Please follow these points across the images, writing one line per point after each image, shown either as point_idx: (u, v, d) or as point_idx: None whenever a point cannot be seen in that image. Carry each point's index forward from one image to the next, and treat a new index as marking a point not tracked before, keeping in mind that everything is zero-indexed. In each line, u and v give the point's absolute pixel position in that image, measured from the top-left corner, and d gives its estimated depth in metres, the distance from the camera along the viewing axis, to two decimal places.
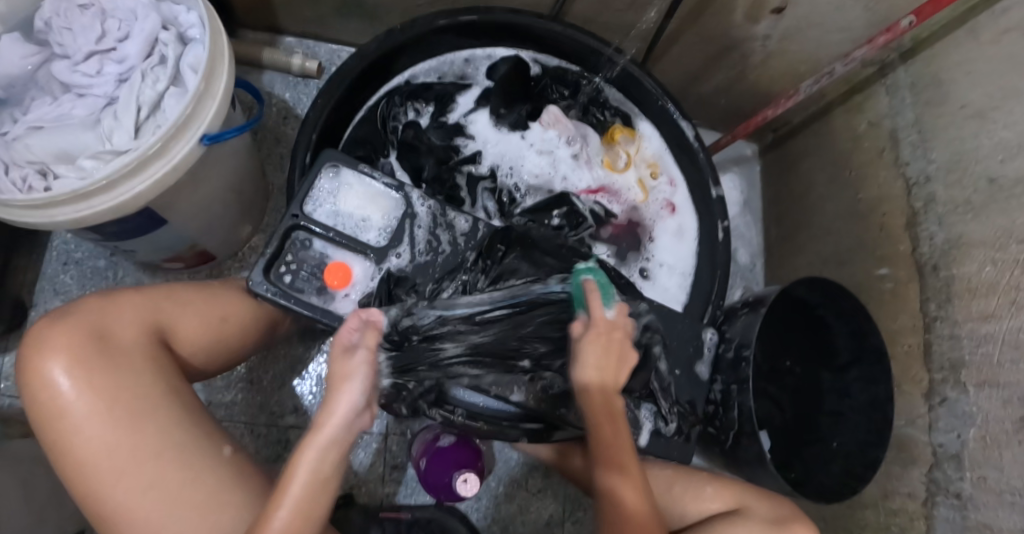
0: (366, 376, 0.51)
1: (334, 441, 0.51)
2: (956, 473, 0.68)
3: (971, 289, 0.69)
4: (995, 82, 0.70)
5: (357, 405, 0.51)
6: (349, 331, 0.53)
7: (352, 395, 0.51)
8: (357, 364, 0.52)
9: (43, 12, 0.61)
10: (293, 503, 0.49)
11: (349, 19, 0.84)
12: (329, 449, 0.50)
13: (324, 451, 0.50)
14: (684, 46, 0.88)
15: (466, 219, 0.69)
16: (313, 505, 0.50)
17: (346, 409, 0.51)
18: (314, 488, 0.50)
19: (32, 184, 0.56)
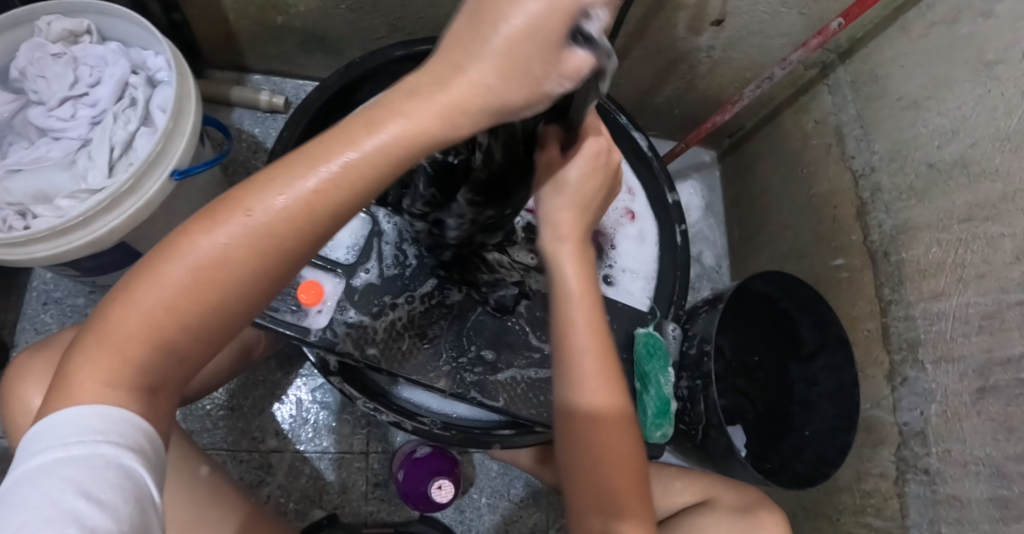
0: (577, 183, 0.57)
1: (310, 199, 0.39)
2: (923, 449, 0.70)
3: (920, 270, 0.72)
4: (926, 73, 0.74)
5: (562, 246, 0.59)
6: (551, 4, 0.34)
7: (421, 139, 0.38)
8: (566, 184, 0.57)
9: (18, 62, 0.63)
10: (242, 228, 0.39)
11: (313, 54, 0.89)
12: (315, 219, 0.39)
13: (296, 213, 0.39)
14: (634, 62, 0.92)
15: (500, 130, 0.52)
16: (222, 282, 0.39)
17: (445, 110, 0.38)
18: (249, 243, 0.39)
19: (12, 224, 0.59)
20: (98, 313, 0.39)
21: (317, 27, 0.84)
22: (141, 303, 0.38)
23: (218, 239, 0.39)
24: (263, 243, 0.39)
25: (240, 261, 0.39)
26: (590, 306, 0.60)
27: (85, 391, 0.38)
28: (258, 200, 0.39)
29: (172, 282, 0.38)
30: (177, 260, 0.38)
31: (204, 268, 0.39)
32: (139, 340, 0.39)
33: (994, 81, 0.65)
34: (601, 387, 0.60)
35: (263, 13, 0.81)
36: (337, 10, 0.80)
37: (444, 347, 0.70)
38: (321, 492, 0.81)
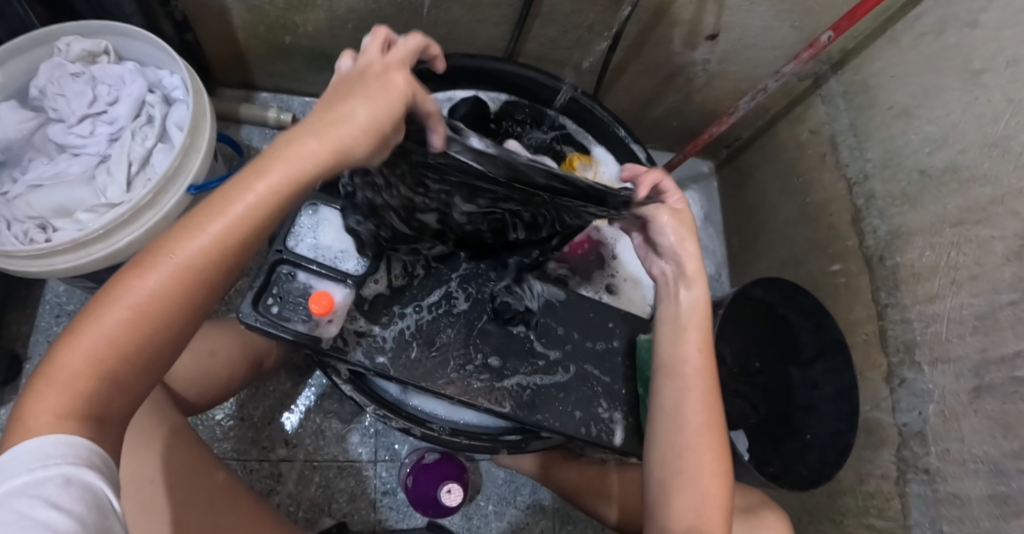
0: (678, 235, 0.68)
1: (229, 227, 0.45)
2: (923, 449, 0.71)
3: (915, 274, 0.74)
4: (915, 83, 0.76)
5: (694, 290, 0.70)
6: (396, 81, 0.48)
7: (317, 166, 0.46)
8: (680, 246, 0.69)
9: (37, 81, 0.64)
10: (168, 271, 0.44)
11: (320, 72, 0.92)
12: (223, 254, 0.45)
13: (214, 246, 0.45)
14: (632, 77, 0.95)
15: (481, 141, 0.53)
16: (154, 317, 0.44)
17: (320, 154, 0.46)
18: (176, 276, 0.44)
19: (33, 237, 0.61)
20: (45, 361, 0.43)
21: (325, 46, 0.87)
22: (83, 341, 0.43)
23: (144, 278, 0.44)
24: (184, 274, 0.45)
25: (167, 295, 0.44)
26: (704, 334, 0.69)
27: (38, 426, 0.41)
28: (178, 243, 0.45)
29: (107, 322, 0.43)
30: (111, 303, 0.43)
31: (136, 300, 0.43)
32: (85, 375, 0.43)
33: (982, 89, 0.67)
34: (700, 420, 0.66)
35: (272, 33, 0.84)
36: (344, 29, 0.83)
37: (453, 355, 0.71)
38: (330, 500, 0.82)
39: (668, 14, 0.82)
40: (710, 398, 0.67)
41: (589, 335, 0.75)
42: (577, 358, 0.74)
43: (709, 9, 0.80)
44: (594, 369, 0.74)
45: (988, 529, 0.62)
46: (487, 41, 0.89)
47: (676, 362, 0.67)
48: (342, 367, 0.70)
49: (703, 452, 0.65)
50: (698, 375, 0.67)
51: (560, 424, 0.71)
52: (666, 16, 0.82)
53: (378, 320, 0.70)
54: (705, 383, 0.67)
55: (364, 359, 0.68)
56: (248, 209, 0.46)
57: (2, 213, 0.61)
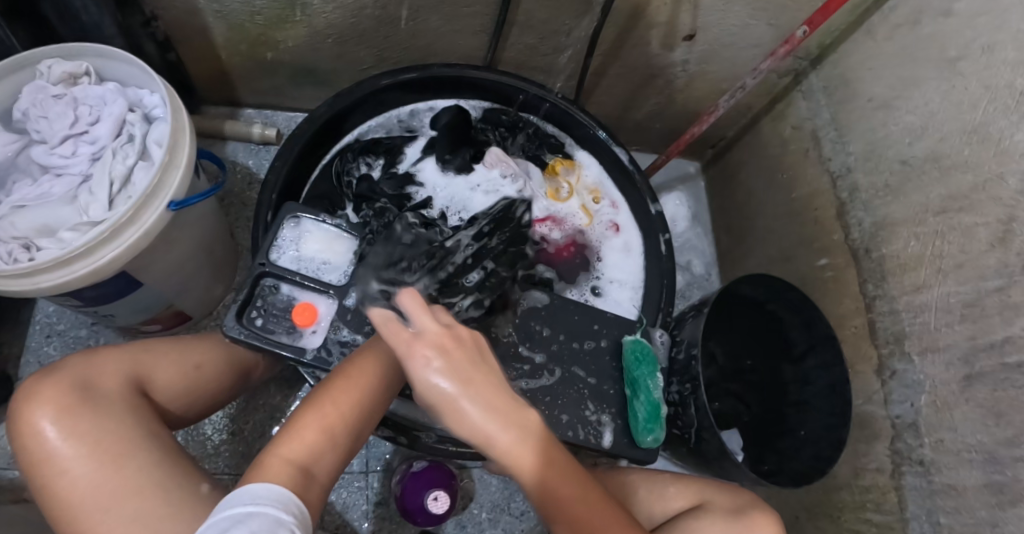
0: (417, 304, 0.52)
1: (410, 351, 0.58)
2: (916, 441, 0.70)
3: (901, 264, 0.74)
4: (893, 75, 0.77)
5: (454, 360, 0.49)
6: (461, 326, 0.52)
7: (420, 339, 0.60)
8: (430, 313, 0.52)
9: (21, 104, 0.66)
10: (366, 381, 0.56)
11: (303, 87, 0.95)
12: (411, 364, 0.59)
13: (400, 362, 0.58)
14: (612, 80, 0.96)
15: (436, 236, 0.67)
16: (360, 412, 0.55)
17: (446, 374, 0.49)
18: (375, 392, 0.56)
19: (17, 257, 0.61)
20: (287, 426, 0.53)
21: (307, 61, 0.89)
22: (309, 424, 0.52)
23: (361, 386, 0.55)
24: (381, 381, 0.56)
25: (368, 398, 0.55)
26: (524, 435, 0.50)
27: (269, 472, 0.49)
28: (380, 357, 0.57)
29: (338, 408, 0.54)
30: (334, 398, 0.54)
31: (348, 409, 0.54)
32: (314, 447, 0.52)
33: (958, 77, 0.67)
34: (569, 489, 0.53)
35: (254, 50, 0.86)
36: (325, 44, 0.85)
37: None
38: (322, 513, 0.82)
39: (645, 15, 0.82)
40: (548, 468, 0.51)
41: (575, 336, 0.75)
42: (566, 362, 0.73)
43: (684, 10, 0.81)
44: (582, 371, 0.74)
45: (985, 519, 0.61)
46: (468, 51, 0.90)
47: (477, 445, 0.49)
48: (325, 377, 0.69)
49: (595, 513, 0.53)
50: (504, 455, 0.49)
51: (547, 428, 0.70)
52: (643, 18, 0.83)
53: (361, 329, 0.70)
54: (520, 470, 0.50)
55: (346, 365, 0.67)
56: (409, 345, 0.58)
57: None
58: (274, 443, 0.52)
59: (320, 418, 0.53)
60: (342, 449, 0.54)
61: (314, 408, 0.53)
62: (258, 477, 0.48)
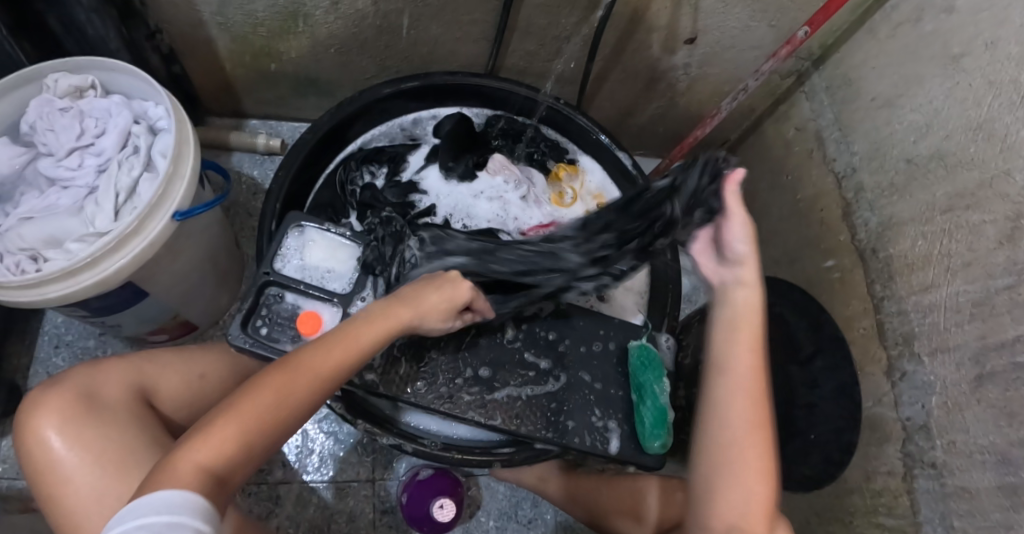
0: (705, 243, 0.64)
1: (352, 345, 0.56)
2: (928, 443, 0.69)
3: (909, 264, 0.73)
4: (895, 73, 0.76)
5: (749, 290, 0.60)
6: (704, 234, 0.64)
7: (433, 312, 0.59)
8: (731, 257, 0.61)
9: (28, 117, 0.67)
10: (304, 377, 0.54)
11: (306, 97, 0.96)
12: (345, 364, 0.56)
13: (342, 357, 0.55)
14: (614, 85, 0.96)
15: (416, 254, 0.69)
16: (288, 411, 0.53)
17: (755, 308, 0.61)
18: (306, 390, 0.53)
19: (24, 268, 0.62)
20: (203, 422, 0.51)
21: (310, 71, 0.90)
22: (225, 426, 0.50)
23: (288, 384, 0.53)
24: (315, 377, 0.54)
25: (303, 393, 0.53)
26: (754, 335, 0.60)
27: (177, 475, 0.47)
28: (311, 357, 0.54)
29: (268, 409, 0.52)
30: (256, 395, 0.52)
31: (269, 407, 0.52)
32: (228, 445, 0.50)
33: (961, 74, 0.67)
34: (748, 415, 0.58)
35: (258, 62, 0.87)
36: (327, 54, 0.86)
37: (445, 369, 0.71)
38: (328, 521, 0.82)
39: (645, 20, 0.83)
40: (756, 410, 0.59)
41: (582, 341, 0.75)
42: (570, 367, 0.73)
43: (684, 14, 0.81)
44: (588, 376, 0.73)
45: (999, 521, 0.59)
46: (469, 59, 0.91)
47: (724, 362, 0.60)
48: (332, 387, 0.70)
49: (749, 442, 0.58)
50: (750, 393, 0.59)
51: (552, 434, 0.70)
52: (643, 23, 0.83)
53: None
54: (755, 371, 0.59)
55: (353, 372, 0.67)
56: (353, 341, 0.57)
57: None
58: (184, 439, 0.50)
59: (234, 419, 0.51)
60: (259, 453, 0.52)
61: (231, 410, 0.51)
62: (162, 482, 0.46)
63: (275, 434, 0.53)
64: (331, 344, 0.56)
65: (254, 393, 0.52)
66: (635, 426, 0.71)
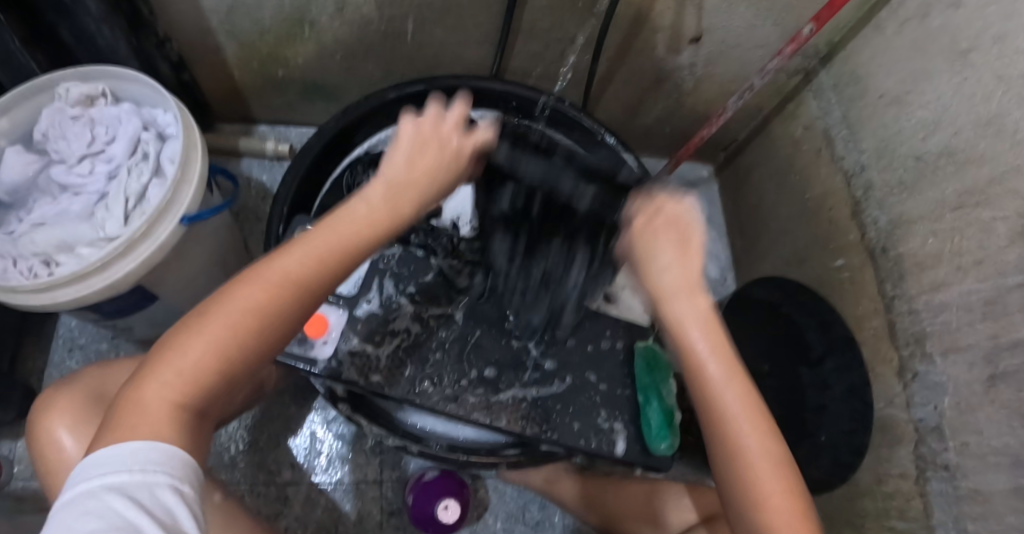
0: (678, 250, 0.53)
1: (350, 225, 0.51)
2: (941, 445, 0.67)
3: (920, 263, 0.71)
4: (903, 69, 0.75)
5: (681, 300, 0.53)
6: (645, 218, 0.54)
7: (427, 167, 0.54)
8: (663, 266, 0.53)
9: (41, 126, 0.69)
10: (291, 267, 0.48)
11: (314, 103, 0.97)
12: (332, 259, 0.50)
13: (318, 262, 0.49)
14: (620, 86, 0.96)
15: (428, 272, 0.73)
16: (271, 311, 0.48)
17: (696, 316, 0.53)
18: (293, 293, 0.48)
19: (37, 272, 0.63)
20: (170, 337, 0.47)
21: (317, 77, 0.91)
22: (194, 347, 0.46)
23: (256, 302, 0.47)
24: (286, 286, 0.48)
25: (269, 305, 0.47)
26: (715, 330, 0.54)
27: (148, 410, 0.44)
28: (298, 248, 0.49)
29: (238, 314, 0.47)
30: (230, 306, 0.47)
31: (246, 316, 0.47)
32: (203, 370, 0.46)
33: (970, 69, 0.66)
34: (747, 413, 0.53)
35: (266, 68, 0.88)
36: (334, 60, 0.87)
37: (451, 370, 0.71)
38: (336, 523, 0.83)
39: (649, 21, 0.82)
40: (757, 419, 0.53)
41: (585, 340, 0.75)
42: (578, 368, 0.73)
43: (689, 13, 0.81)
44: (595, 377, 0.73)
45: (1013, 525, 0.58)
46: (474, 62, 0.91)
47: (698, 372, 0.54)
48: (339, 391, 0.70)
49: (781, 504, 0.51)
50: (764, 458, 0.52)
51: (557, 435, 0.69)
52: (647, 24, 0.83)
53: (374, 335, 0.70)
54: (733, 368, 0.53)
55: (361, 374, 0.68)
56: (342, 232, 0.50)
57: (9, 250, 0.65)
58: (148, 368, 0.46)
59: (210, 337, 0.46)
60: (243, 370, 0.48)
61: (200, 326, 0.46)
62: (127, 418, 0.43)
63: (268, 339, 0.48)
64: (300, 251, 0.49)
65: (229, 302, 0.47)
66: (641, 428, 0.71)
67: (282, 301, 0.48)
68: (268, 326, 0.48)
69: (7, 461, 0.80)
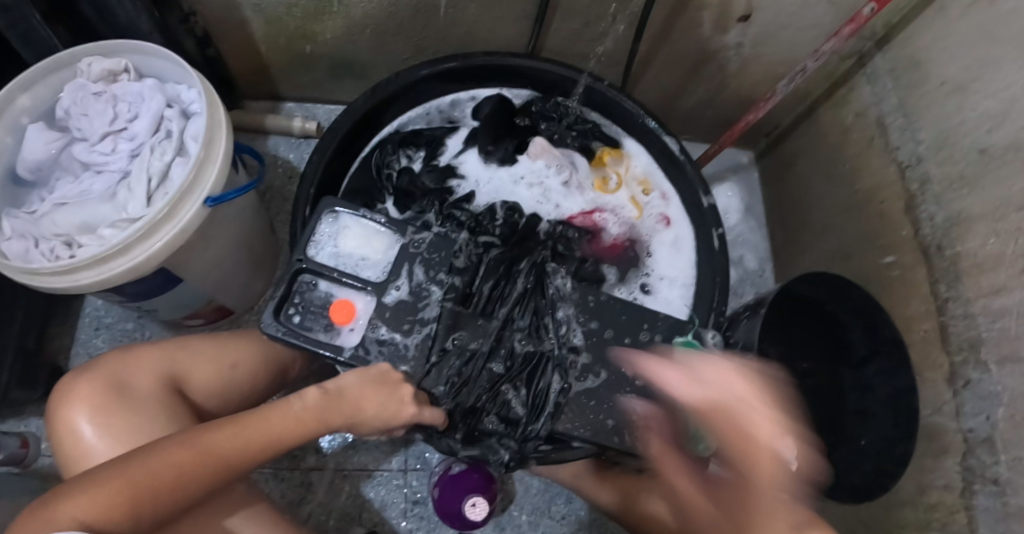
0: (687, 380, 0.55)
1: (296, 421, 0.57)
2: (991, 458, 0.64)
3: (978, 264, 0.67)
4: (969, 54, 0.69)
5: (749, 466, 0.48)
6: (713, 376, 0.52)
7: (370, 417, 0.59)
8: (700, 378, 0.53)
9: (63, 102, 0.67)
10: (232, 426, 0.55)
11: (342, 79, 0.94)
12: (288, 433, 0.57)
13: (243, 446, 0.54)
14: (660, 66, 0.91)
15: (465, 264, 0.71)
16: (189, 479, 0.51)
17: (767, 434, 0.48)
18: (229, 449, 0.53)
19: (59, 254, 0.62)
20: (101, 467, 0.50)
21: (345, 53, 0.87)
22: (127, 477, 0.49)
23: (174, 463, 0.51)
24: (203, 461, 0.52)
25: (187, 473, 0.51)
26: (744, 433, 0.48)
27: (61, 522, 0.46)
28: (249, 419, 0.56)
29: (175, 461, 0.51)
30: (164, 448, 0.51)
31: (177, 466, 0.51)
32: (120, 504, 0.48)
33: None
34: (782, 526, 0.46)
35: (293, 43, 0.85)
36: (363, 35, 0.83)
37: (482, 362, 0.68)
38: (360, 509, 0.83)
39: None
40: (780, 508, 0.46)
41: (625, 333, 0.71)
42: (618, 363, 0.69)
43: None
44: (631, 372, 0.70)
45: None
46: (508, 38, 0.87)
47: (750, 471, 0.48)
48: None
49: None
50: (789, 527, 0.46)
51: (590, 432, 0.67)
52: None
53: (404, 323, 0.67)
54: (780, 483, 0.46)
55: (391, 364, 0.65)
56: (283, 430, 0.57)
57: (31, 231, 0.63)
58: (75, 486, 0.48)
59: (149, 465, 0.50)
60: (146, 517, 0.50)
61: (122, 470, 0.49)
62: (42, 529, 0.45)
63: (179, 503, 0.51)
64: (237, 432, 0.54)
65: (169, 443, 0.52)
66: None
67: (211, 461, 0.52)
68: (182, 490, 0.51)
69: (36, 437, 0.81)
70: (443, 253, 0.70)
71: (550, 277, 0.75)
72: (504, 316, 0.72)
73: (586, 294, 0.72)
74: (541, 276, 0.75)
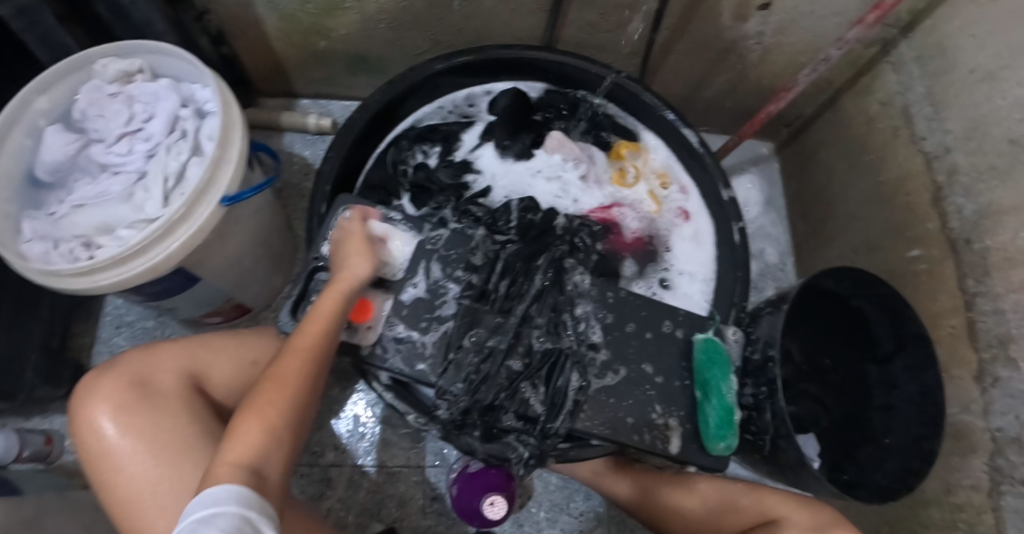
0: None
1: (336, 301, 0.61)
2: (1020, 458, 0.62)
3: (1008, 258, 0.64)
4: (1000, 41, 0.67)
5: None
6: None
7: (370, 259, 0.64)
8: None
9: (80, 104, 0.67)
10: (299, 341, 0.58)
11: (356, 75, 0.93)
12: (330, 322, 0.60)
13: (314, 338, 0.58)
14: (678, 57, 0.89)
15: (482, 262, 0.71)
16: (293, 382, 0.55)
17: None
18: (305, 352, 0.57)
19: (78, 255, 0.62)
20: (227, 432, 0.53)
21: (358, 48, 0.86)
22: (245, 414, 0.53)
23: (274, 398, 0.54)
24: (292, 366, 0.56)
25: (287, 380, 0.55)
26: None
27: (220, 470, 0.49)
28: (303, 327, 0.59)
29: (276, 385, 0.55)
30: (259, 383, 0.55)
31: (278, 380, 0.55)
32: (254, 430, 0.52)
33: None
34: None
35: (306, 40, 0.84)
36: (377, 30, 0.82)
37: (499, 359, 0.68)
38: (380, 505, 0.83)
39: None
40: None
41: (645, 329, 0.70)
42: (636, 362, 0.69)
43: None
44: (651, 369, 0.69)
45: None
46: (523, 30, 0.86)
47: None
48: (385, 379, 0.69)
49: None
50: None
51: (609, 430, 0.66)
52: None
53: (421, 320, 0.67)
54: None
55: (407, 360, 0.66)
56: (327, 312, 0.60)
57: (52, 232, 0.64)
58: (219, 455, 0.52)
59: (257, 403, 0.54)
60: (286, 428, 0.54)
61: (237, 429, 0.52)
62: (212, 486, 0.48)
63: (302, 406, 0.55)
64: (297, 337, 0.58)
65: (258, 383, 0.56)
66: (698, 426, 0.68)
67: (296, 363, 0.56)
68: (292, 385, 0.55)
69: (60, 435, 0.82)
70: (459, 250, 0.70)
71: (568, 273, 0.74)
72: (522, 311, 0.71)
73: (606, 291, 0.71)
74: (559, 270, 0.75)
